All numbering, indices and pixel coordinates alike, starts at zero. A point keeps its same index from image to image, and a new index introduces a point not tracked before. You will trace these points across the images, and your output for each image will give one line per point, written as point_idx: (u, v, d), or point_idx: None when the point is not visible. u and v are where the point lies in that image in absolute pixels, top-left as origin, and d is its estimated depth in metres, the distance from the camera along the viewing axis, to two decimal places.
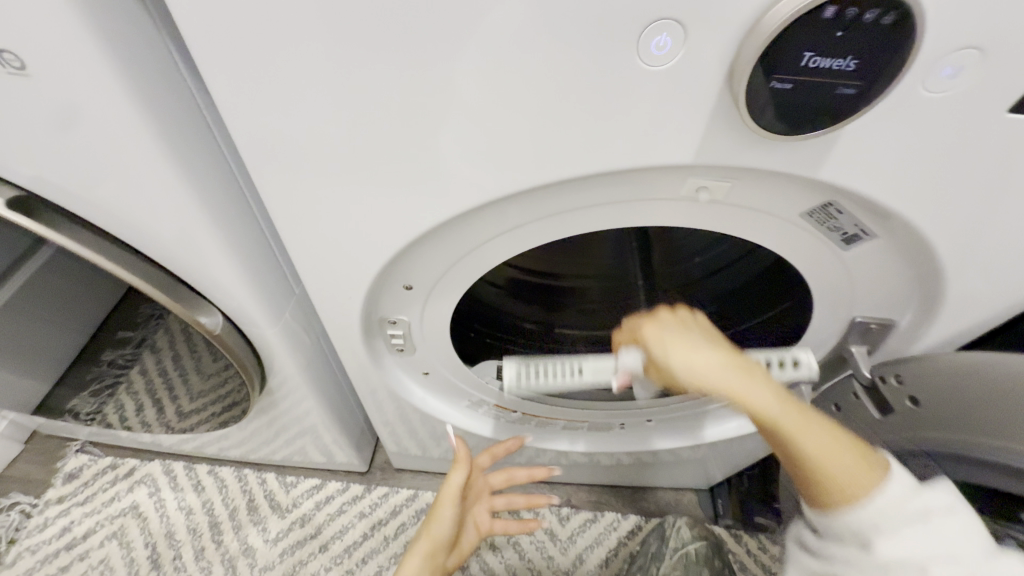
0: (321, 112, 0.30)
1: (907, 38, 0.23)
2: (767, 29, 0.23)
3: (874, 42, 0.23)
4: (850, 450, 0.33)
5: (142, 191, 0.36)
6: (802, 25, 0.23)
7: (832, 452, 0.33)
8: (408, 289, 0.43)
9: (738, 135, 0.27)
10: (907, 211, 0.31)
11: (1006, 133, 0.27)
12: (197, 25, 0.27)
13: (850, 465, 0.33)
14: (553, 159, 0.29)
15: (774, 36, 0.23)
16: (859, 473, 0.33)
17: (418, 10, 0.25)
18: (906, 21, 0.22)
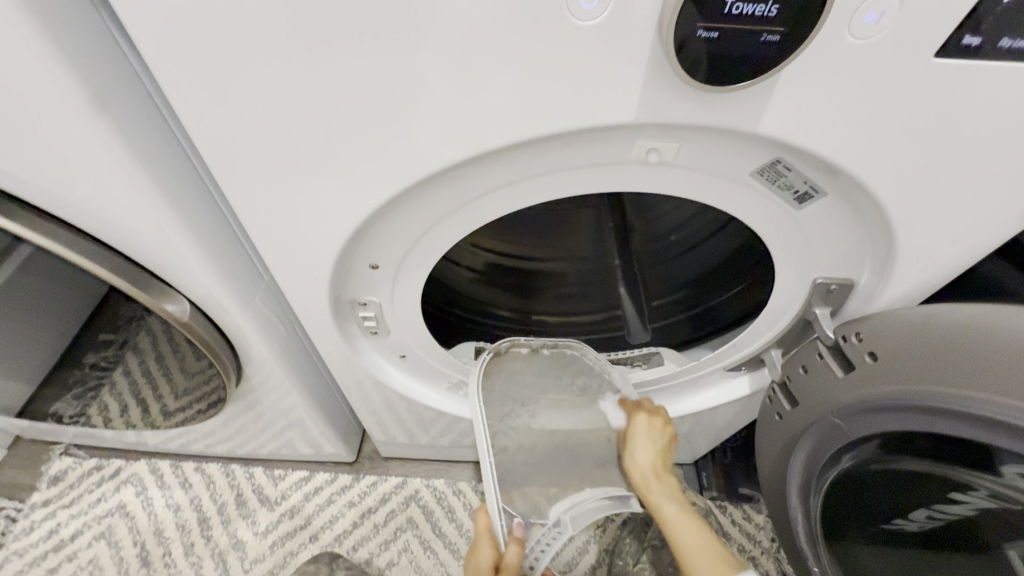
0: (268, 88, 0.30)
1: None
2: None
3: None
4: (711, 556, 0.50)
5: (92, 175, 0.35)
6: None
7: (694, 546, 0.51)
8: (375, 269, 0.43)
9: (677, 89, 0.28)
10: (851, 164, 0.31)
11: (937, 80, 0.27)
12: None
13: (707, 555, 0.50)
14: (501, 124, 0.30)
15: None
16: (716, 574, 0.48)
17: None
18: None
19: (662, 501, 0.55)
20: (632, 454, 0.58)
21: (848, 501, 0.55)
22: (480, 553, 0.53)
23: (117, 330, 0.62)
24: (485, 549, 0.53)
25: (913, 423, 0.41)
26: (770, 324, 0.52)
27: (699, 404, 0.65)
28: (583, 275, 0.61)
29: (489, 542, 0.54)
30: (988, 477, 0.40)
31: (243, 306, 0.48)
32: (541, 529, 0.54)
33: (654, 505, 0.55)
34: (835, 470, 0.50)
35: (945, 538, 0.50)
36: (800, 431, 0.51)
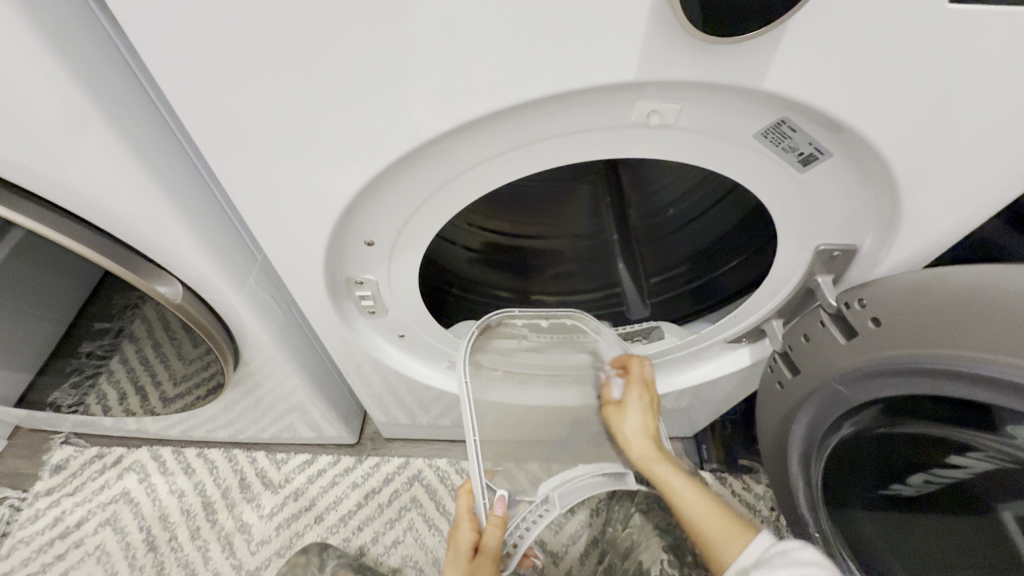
0: (251, 53, 0.28)
1: None
2: None
3: None
4: (727, 521, 0.51)
5: (74, 152, 0.33)
6: None
7: (709, 516, 0.52)
8: (370, 245, 0.42)
9: (680, 44, 0.27)
10: (859, 122, 0.30)
11: (949, 29, 0.26)
12: None
13: (722, 517, 0.52)
14: (498, 85, 0.28)
15: None
16: (732, 536, 0.50)
17: None
18: None
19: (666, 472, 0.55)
20: (628, 433, 0.58)
21: (847, 467, 0.55)
22: (460, 534, 0.52)
23: (112, 317, 0.61)
24: (464, 532, 0.52)
25: (915, 386, 0.40)
26: (771, 294, 0.52)
27: (696, 377, 0.66)
28: (582, 251, 0.60)
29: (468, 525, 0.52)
30: (986, 436, 0.40)
31: (238, 287, 0.47)
32: (526, 506, 0.52)
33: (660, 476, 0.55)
34: (836, 437, 0.50)
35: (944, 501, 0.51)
36: (802, 399, 0.51)
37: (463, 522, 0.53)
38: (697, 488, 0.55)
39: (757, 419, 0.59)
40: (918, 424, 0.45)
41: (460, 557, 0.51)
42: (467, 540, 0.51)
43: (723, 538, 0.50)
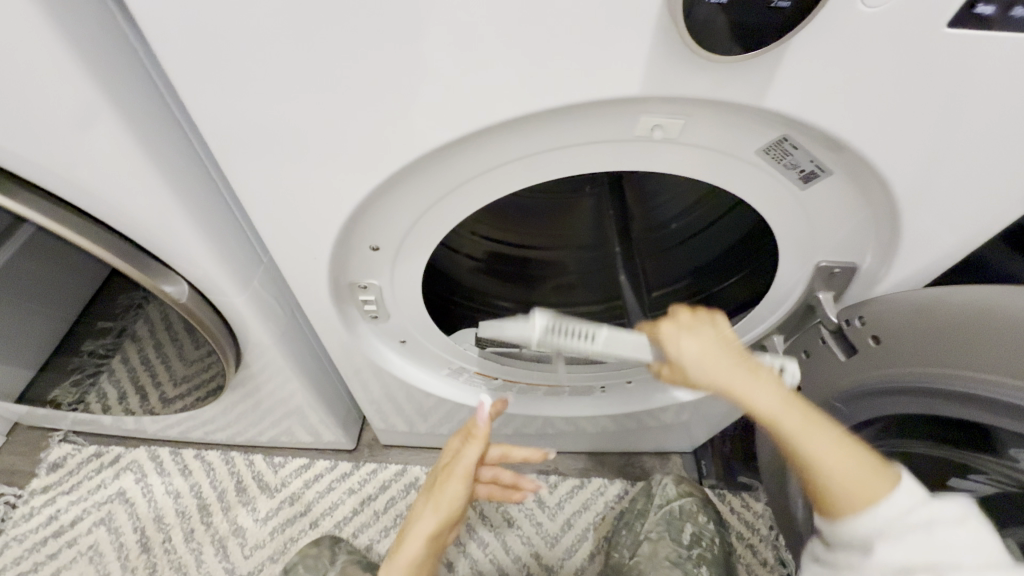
0: (259, 56, 0.29)
1: None
2: None
3: None
4: (862, 455, 0.36)
5: (92, 154, 0.34)
6: None
7: (838, 459, 0.36)
8: (375, 251, 0.43)
9: (685, 62, 0.27)
10: (860, 142, 0.31)
11: (948, 53, 0.27)
12: None
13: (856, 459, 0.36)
14: (507, 98, 0.29)
15: None
16: (877, 480, 0.35)
17: None
18: None
19: (761, 384, 0.38)
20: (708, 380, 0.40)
21: None
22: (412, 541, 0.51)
23: (115, 316, 0.61)
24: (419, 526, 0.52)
25: (916, 407, 0.41)
26: (771, 308, 0.52)
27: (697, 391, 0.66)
28: (585, 263, 0.60)
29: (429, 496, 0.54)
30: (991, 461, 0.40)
31: (243, 289, 0.47)
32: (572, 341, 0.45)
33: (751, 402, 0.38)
34: None
35: None
36: None
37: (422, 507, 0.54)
38: (810, 406, 0.38)
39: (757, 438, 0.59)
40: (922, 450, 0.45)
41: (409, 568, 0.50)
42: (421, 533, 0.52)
43: (865, 484, 0.35)
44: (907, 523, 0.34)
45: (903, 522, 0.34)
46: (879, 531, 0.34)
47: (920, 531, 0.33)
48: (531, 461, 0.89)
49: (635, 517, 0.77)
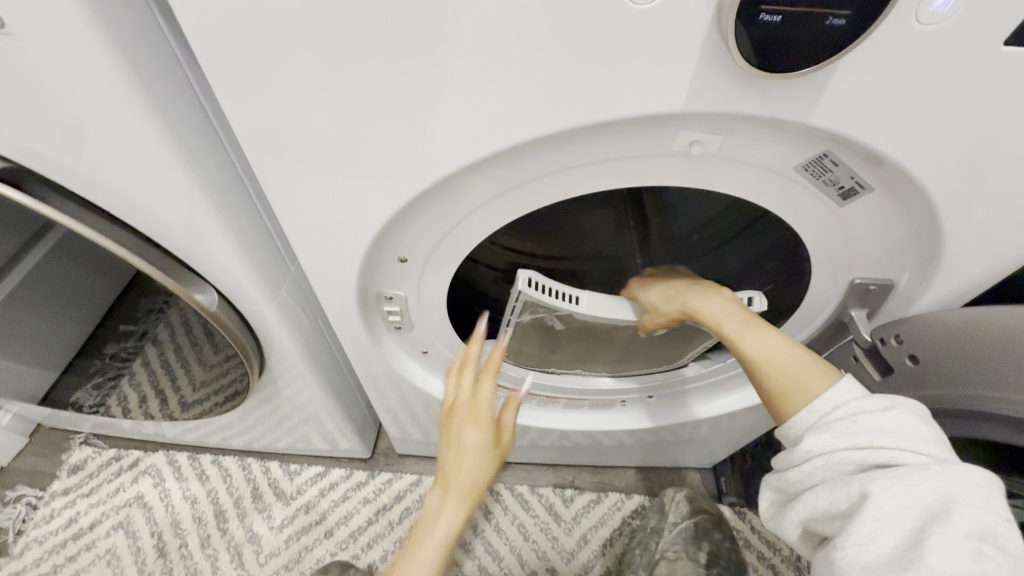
0: (302, 68, 0.29)
1: None
2: None
3: None
4: (803, 355, 0.43)
5: (134, 165, 0.34)
6: None
7: (779, 354, 0.44)
8: (404, 262, 0.43)
9: (730, 78, 0.27)
10: (905, 158, 0.30)
11: (1004, 68, 0.26)
12: None
13: (792, 354, 0.43)
14: (546, 111, 0.29)
15: None
16: (817, 373, 0.42)
17: None
18: None
19: (712, 301, 0.48)
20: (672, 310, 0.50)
21: None
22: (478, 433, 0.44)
23: (138, 320, 0.62)
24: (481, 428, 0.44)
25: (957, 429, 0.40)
26: (802, 329, 0.50)
27: (720, 408, 0.65)
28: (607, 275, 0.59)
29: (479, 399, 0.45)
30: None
31: (271, 299, 0.47)
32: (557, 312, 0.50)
33: (708, 317, 0.48)
34: None
35: None
36: None
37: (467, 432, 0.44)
38: (758, 319, 0.47)
39: None
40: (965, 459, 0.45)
41: (478, 458, 0.44)
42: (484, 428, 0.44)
43: (803, 375, 0.42)
44: (838, 413, 0.38)
45: (829, 417, 0.38)
46: (810, 421, 0.39)
47: (844, 422, 0.37)
48: (546, 474, 0.89)
49: (648, 535, 0.76)
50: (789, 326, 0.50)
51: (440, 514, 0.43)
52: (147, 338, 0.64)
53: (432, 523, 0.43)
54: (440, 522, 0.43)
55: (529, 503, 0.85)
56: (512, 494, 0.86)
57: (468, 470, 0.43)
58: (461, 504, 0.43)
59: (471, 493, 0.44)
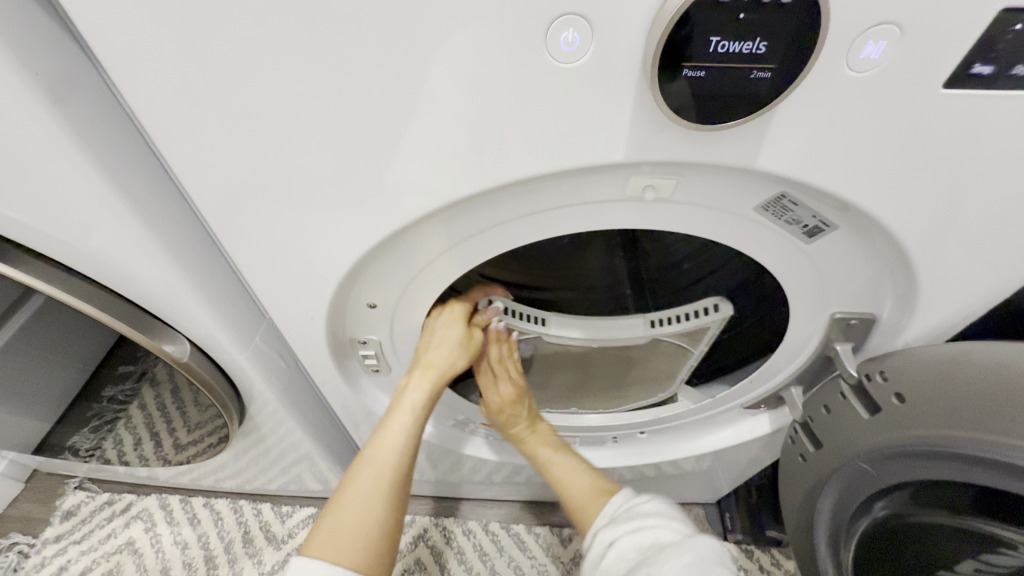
0: (249, 133, 0.29)
1: (809, 22, 0.22)
2: (666, 17, 0.22)
3: (775, 22, 0.23)
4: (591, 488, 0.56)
5: (92, 227, 0.35)
6: (700, 12, 0.23)
7: (574, 478, 0.58)
8: (373, 308, 0.43)
9: (668, 127, 0.27)
10: (862, 198, 0.29)
11: (948, 110, 0.26)
12: (112, 50, 0.26)
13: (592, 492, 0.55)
14: (490, 164, 0.29)
15: (674, 23, 0.23)
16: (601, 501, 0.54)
17: (322, 24, 0.25)
18: (807, 5, 0.22)
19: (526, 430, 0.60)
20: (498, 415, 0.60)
21: (887, 551, 0.51)
22: (449, 327, 0.50)
23: (136, 360, 0.61)
24: (451, 324, 0.50)
25: (947, 472, 0.38)
26: (788, 360, 0.49)
27: (697, 447, 0.64)
28: None
29: (460, 301, 0.49)
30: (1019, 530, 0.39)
31: (243, 349, 0.47)
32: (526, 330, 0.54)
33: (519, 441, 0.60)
34: (864, 523, 0.48)
35: None
36: (828, 473, 0.47)
37: (441, 325, 0.49)
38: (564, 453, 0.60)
39: (780, 491, 0.55)
40: (987, 523, 0.41)
41: (445, 346, 0.50)
42: (458, 323, 0.50)
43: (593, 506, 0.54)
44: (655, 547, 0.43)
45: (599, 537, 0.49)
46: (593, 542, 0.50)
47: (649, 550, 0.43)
48: (543, 512, 0.86)
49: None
50: (775, 359, 0.49)
51: (407, 389, 0.51)
52: (143, 378, 0.63)
53: (400, 398, 0.51)
54: (407, 393, 0.51)
55: (525, 543, 0.83)
56: (508, 533, 0.84)
57: (435, 354, 0.50)
58: (428, 381, 0.51)
59: (435, 375, 0.51)
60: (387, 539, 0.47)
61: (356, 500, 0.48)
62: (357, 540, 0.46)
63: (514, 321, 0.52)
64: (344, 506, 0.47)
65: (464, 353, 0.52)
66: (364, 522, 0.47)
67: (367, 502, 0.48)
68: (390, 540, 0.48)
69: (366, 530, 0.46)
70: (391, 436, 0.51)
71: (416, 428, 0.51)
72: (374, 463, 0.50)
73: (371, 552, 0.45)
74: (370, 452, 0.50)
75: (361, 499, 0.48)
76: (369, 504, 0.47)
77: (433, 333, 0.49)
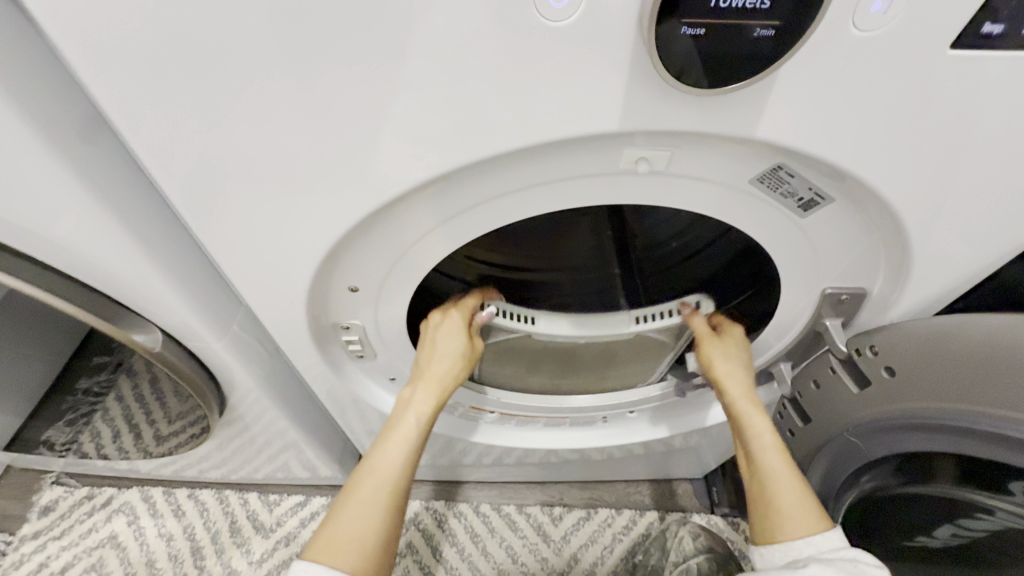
0: (213, 105, 0.27)
1: None
2: None
3: None
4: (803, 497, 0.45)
5: (44, 210, 0.32)
6: None
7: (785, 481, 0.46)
8: (355, 291, 0.41)
9: (664, 93, 0.25)
10: (860, 170, 0.29)
11: (951, 75, 0.25)
12: (51, 9, 0.23)
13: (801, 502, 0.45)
14: (476, 138, 0.27)
15: None
16: (804, 519, 0.44)
17: None
18: None
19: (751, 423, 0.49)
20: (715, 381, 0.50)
21: (872, 517, 0.52)
22: (451, 339, 0.50)
23: (111, 351, 0.58)
24: (450, 336, 0.50)
25: (935, 443, 0.39)
26: (778, 337, 0.48)
27: (687, 424, 0.64)
28: None
29: (456, 308, 0.50)
30: (994, 496, 0.40)
31: (220, 336, 0.45)
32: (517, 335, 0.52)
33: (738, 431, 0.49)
34: (850, 494, 0.49)
35: (967, 553, 0.48)
36: (818, 445, 0.48)
37: (441, 338, 0.49)
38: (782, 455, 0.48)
39: None
40: (966, 492, 0.41)
41: (449, 359, 0.50)
42: (458, 334, 0.50)
43: (795, 515, 0.44)
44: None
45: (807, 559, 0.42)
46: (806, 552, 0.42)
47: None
48: (534, 492, 0.87)
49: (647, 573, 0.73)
50: (764, 336, 0.49)
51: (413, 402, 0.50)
52: (118, 369, 0.61)
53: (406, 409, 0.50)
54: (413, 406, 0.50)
55: (516, 523, 0.83)
56: (499, 514, 0.84)
57: (438, 367, 0.50)
58: (433, 395, 0.50)
59: (441, 389, 0.50)
60: (383, 551, 0.45)
61: (354, 509, 0.45)
62: (354, 548, 0.43)
63: (504, 323, 0.51)
64: (341, 513, 0.45)
65: (468, 364, 0.51)
66: (360, 531, 0.44)
67: (366, 511, 0.45)
68: (385, 553, 0.45)
69: (365, 540, 0.44)
70: (394, 446, 0.49)
71: (419, 444, 0.50)
72: (376, 473, 0.47)
73: (367, 561, 0.44)
74: (371, 461, 0.48)
75: (359, 509, 0.45)
76: (368, 513, 0.45)
77: (435, 346, 0.50)
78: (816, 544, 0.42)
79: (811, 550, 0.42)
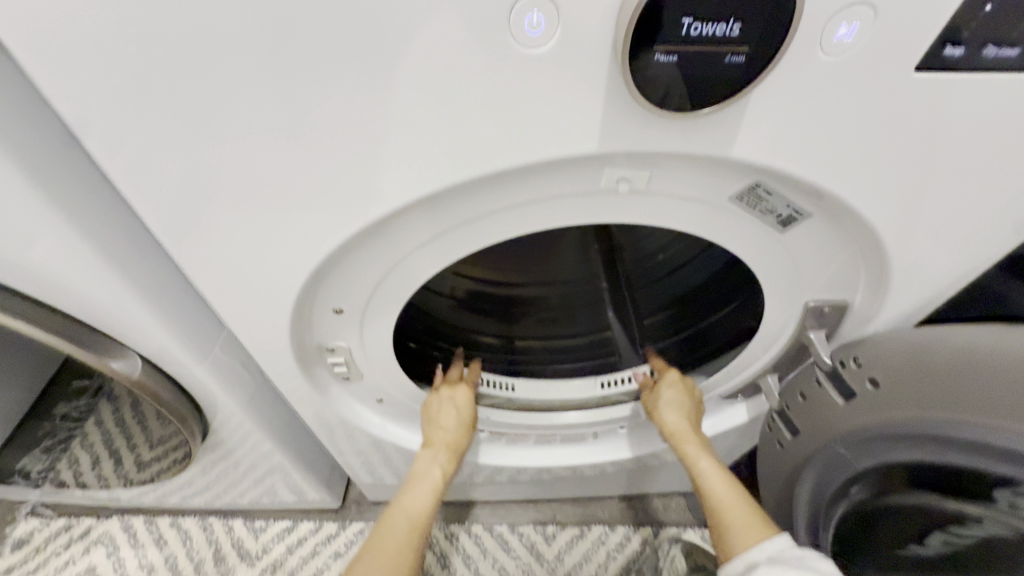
0: (191, 131, 0.27)
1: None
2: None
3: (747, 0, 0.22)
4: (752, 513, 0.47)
5: (17, 236, 0.31)
6: None
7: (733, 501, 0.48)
8: (340, 313, 0.41)
9: (640, 116, 0.26)
10: (835, 186, 0.29)
11: (918, 96, 0.25)
12: (24, 38, 0.23)
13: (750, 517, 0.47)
14: (456, 161, 0.27)
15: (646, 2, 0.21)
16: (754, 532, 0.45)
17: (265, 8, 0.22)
18: None
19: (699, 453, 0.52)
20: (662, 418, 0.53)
21: (865, 530, 0.52)
22: (463, 406, 0.53)
23: (92, 374, 0.57)
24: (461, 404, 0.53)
25: (922, 454, 0.39)
26: (765, 350, 0.49)
27: None
28: (571, 298, 0.57)
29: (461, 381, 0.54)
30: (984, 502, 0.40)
31: (200, 361, 0.44)
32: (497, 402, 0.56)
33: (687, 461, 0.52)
34: (841, 507, 0.49)
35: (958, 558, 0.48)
36: (806, 458, 0.48)
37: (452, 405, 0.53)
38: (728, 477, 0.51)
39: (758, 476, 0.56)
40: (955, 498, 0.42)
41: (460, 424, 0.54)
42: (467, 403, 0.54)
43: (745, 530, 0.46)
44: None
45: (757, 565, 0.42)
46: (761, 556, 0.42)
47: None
48: (526, 510, 0.85)
49: None
50: (751, 349, 0.49)
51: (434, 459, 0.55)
52: (99, 393, 0.60)
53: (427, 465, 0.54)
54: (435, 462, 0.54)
55: (509, 543, 0.82)
56: (491, 534, 0.83)
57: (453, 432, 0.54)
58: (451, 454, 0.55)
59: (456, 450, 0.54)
60: None
61: (388, 550, 0.49)
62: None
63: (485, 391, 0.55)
64: (375, 551, 0.49)
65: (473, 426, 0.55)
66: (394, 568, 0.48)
67: (400, 550, 0.50)
68: None
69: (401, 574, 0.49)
70: (422, 495, 0.54)
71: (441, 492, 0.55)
72: (405, 516, 0.52)
73: None
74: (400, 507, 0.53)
75: (394, 549, 0.49)
76: (400, 555, 0.49)
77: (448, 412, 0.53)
78: (766, 548, 0.43)
79: (761, 554, 0.42)
